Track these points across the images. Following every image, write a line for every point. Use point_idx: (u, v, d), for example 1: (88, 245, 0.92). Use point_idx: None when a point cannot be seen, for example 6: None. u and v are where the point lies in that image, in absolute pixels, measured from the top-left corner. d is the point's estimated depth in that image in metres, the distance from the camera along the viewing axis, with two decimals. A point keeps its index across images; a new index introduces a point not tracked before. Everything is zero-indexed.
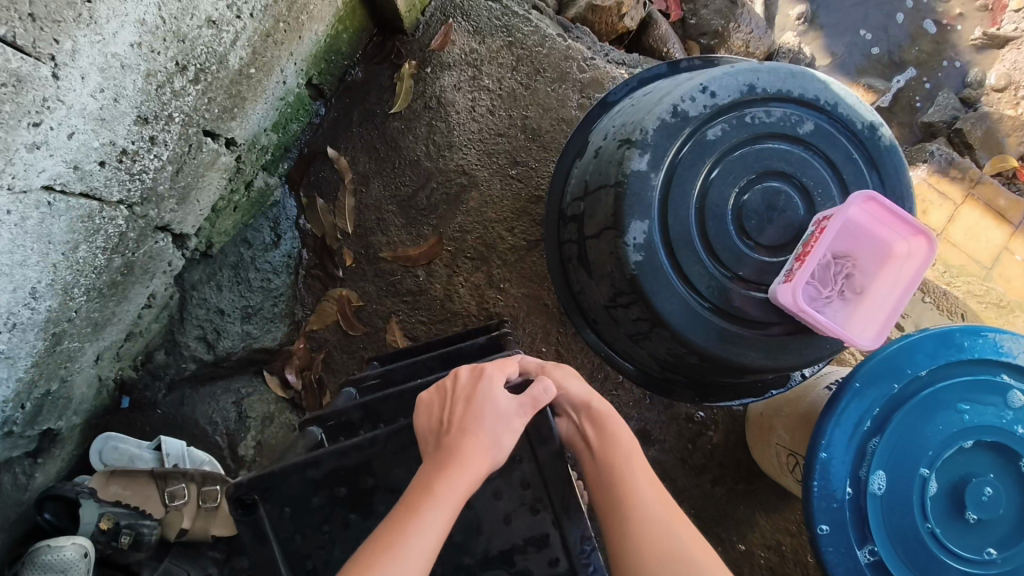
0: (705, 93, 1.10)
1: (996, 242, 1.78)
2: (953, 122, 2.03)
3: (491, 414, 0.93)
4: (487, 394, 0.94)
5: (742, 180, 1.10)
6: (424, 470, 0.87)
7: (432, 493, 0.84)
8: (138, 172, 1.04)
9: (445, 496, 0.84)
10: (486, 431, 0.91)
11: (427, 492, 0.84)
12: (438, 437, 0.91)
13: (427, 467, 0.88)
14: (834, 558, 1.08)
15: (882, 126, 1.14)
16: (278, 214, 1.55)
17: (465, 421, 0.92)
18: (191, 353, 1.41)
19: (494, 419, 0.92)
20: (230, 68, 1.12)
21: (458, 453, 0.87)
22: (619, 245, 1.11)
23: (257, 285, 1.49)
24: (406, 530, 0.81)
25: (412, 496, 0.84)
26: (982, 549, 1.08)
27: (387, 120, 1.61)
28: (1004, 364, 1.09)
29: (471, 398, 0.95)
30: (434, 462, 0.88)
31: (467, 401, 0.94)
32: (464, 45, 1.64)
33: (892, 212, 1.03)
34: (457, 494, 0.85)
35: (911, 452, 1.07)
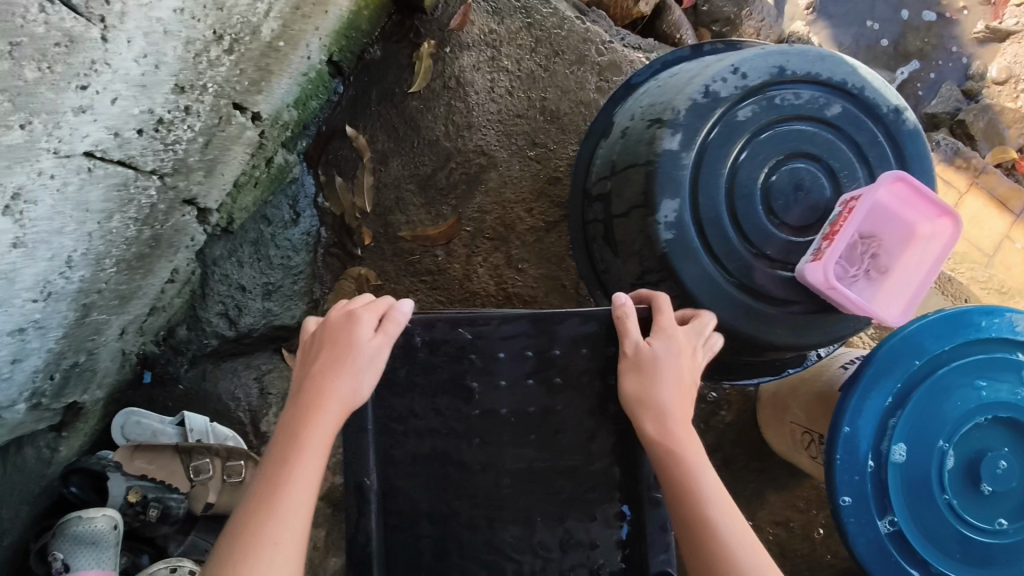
0: (736, 73, 1.12)
1: (999, 230, 1.83)
2: (956, 114, 2.07)
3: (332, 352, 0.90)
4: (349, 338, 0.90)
5: (771, 160, 1.12)
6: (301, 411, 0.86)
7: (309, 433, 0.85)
8: (172, 142, 1.03)
9: (322, 425, 0.85)
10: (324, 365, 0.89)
11: (297, 441, 0.84)
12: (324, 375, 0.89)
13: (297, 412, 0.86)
14: (855, 529, 1.11)
15: (907, 110, 1.16)
16: (296, 191, 1.55)
17: (342, 358, 0.89)
18: (212, 329, 1.40)
19: (330, 354, 0.90)
20: (261, 40, 1.12)
21: (319, 384, 0.88)
22: (650, 224, 1.13)
23: (277, 262, 1.49)
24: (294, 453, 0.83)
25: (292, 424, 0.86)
26: (994, 519, 1.12)
27: (405, 98, 1.61)
28: (1019, 343, 1.13)
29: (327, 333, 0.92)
30: (308, 401, 0.87)
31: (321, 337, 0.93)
32: (483, 25, 1.63)
33: (921, 194, 1.05)
34: (333, 422, 0.86)
35: (930, 427, 1.10)
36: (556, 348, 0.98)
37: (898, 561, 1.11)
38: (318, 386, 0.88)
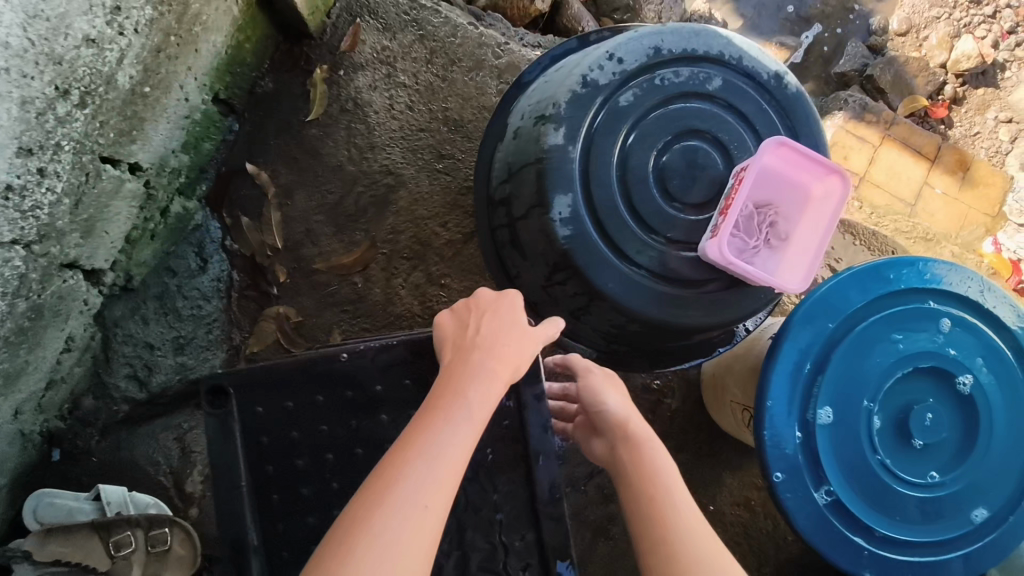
0: (612, 60, 1.10)
1: (918, 178, 1.85)
2: (864, 70, 2.11)
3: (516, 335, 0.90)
4: (511, 309, 0.94)
5: (660, 142, 1.11)
6: (445, 386, 0.83)
7: (423, 438, 0.77)
8: (31, 208, 0.98)
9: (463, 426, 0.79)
10: (509, 341, 0.89)
11: (450, 412, 0.80)
12: (464, 349, 0.87)
13: (442, 411, 0.80)
14: (794, 504, 1.09)
15: (787, 74, 1.16)
16: (201, 237, 1.48)
17: (458, 373, 0.84)
18: (121, 394, 1.34)
19: (514, 331, 0.91)
20: (120, 88, 1.06)
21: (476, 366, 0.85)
22: (547, 223, 1.10)
23: (187, 314, 1.42)
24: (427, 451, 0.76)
25: (427, 426, 0.78)
26: (927, 472, 1.11)
27: (304, 128, 1.57)
28: (929, 291, 1.13)
29: (494, 314, 0.93)
30: (459, 374, 0.84)
31: (487, 316, 0.93)
32: (375, 43, 1.60)
33: (804, 156, 1.05)
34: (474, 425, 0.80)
35: (854, 387, 1.09)
36: None
37: (841, 530, 1.10)
38: (475, 364, 0.85)
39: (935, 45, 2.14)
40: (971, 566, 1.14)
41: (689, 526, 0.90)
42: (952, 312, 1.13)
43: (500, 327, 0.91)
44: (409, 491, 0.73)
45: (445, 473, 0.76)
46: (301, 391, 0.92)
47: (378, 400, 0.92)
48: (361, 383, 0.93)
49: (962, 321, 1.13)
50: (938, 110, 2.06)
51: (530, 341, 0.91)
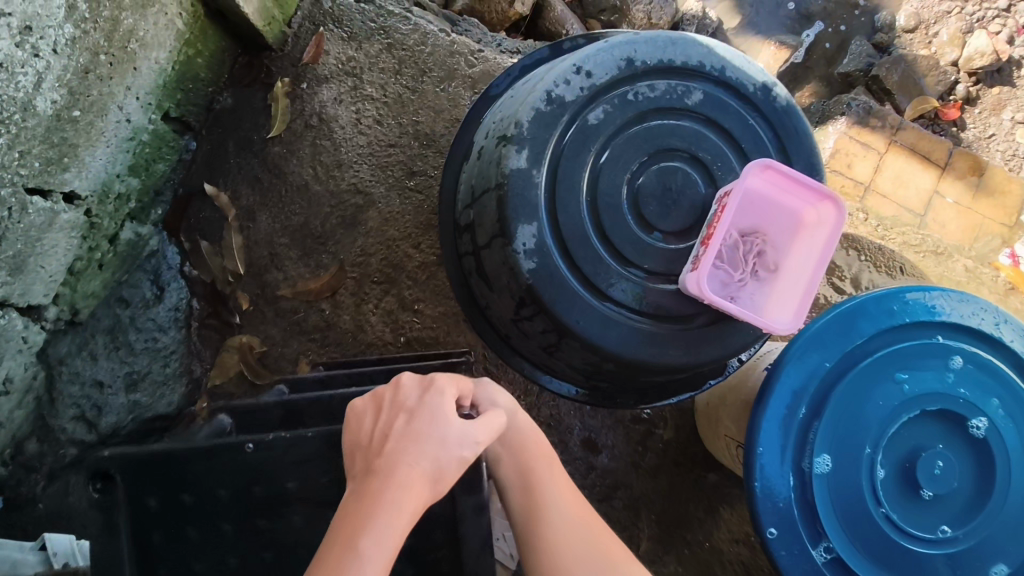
0: (579, 73, 1.00)
1: (926, 186, 1.72)
2: (869, 70, 1.99)
3: (433, 440, 0.79)
4: (435, 406, 0.81)
5: (634, 163, 1.00)
6: (340, 524, 0.72)
7: None
8: None
9: (365, 566, 0.68)
10: (426, 447, 0.78)
11: (343, 558, 0.68)
12: (369, 466, 0.77)
13: (334, 560, 0.68)
14: (789, 563, 0.98)
15: (776, 85, 1.05)
16: (157, 264, 1.40)
17: (358, 500, 0.73)
18: (69, 437, 1.25)
19: (431, 435, 0.79)
20: (42, 115, 0.98)
21: (385, 485, 0.74)
22: (510, 254, 1.00)
23: (141, 347, 1.33)
24: None
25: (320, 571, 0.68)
26: (938, 527, 0.99)
27: (266, 145, 1.48)
28: (937, 325, 1.01)
29: (413, 413, 0.81)
30: (358, 507, 0.73)
31: (403, 415, 0.81)
32: (340, 54, 1.51)
33: (793, 179, 0.95)
34: (383, 563, 0.69)
35: (855, 433, 0.98)
36: None
37: None
38: (375, 492, 0.73)
39: (946, 41, 2.01)
40: None
41: (567, 536, 0.90)
42: (963, 348, 1.01)
43: (417, 430, 0.79)
44: None
45: None
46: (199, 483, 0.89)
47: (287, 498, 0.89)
48: (268, 474, 0.89)
49: (975, 358, 1.01)
50: (950, 111, 1.93)
51: (452, 444, 0.79)
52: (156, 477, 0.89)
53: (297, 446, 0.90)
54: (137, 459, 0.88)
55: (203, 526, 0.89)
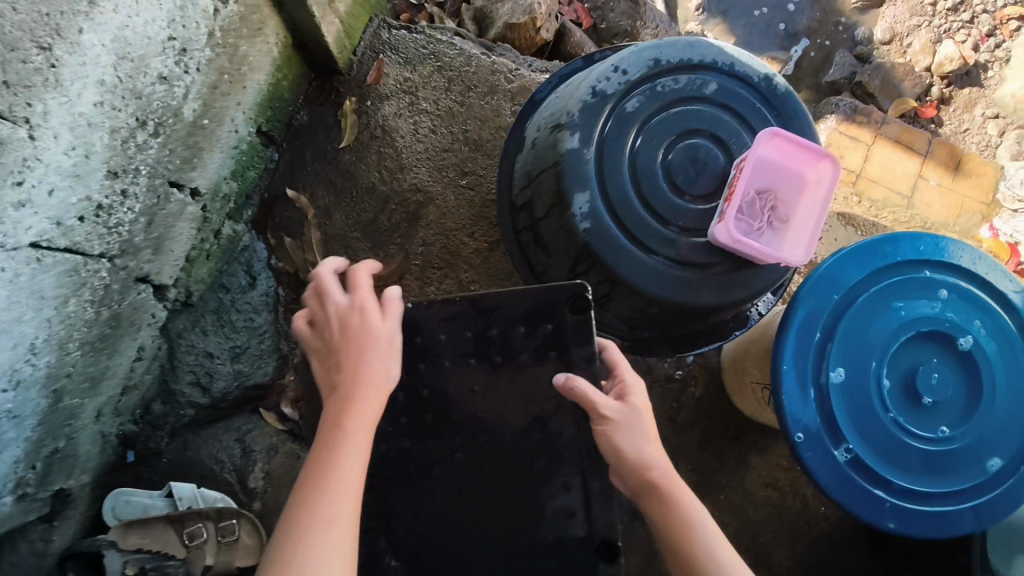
0: (617, 72, 1.25)
1: (911, 172, 1.96)
2: (853, 77, 2.26)
3: (357, 352, 1.00)
4: (361, 325, 1.02)
5: (665, 141, 1.23)
6: (337, 402, 0.98)
7: (342, 440, 0.93)
8: (115, 226, 1.11)
9: (353, 427, 0.94)
10: (352, 356, 1.00)
11: (346, 422, 0.95)
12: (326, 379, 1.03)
13: (347, 423, 0.94)
14: (815, 462, 1.17)
15: (776, 76, 1.30)
16: (249, 257, 1.62)
17: (340, 392, 0.99)
18: (187, 400, 1.46)
19: (353, 347, 1.01)
20: (185, 120, 1.21)
21: (341, 387, 0.99)
22: (567, 218, 1.23)
23: (240, 325, 1.55)
24: (340, 447, 0.92)
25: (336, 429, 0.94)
26: (938, 428, 1.19)
27: (338, 154, 1.72)
28: (924, 261, 1.23)
29: (344, 330, 1.03)
30: (339, 394, 0.98)
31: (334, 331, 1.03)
32: (398, 75, 1.76)
33: (798, 144, 1.18)
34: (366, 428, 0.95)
35: (862, 352, 1.18)
36: (491, 328, 1.13)
37: (861, 484, 1.18)
38: (341, 388, 0.99)
39: (919, 50, 2.29)
40: (992, 515, 1.20)
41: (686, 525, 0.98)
42: (946, 280, 1.23)
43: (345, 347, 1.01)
44: (331, 480, 0.88)
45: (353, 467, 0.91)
46: None
47: (438, 348, 1.13)
48: (425, 333, 1.13)
49: (956, 288, 1.23)
50: (927, 110, 2.19)
51: (371, 354, 1.01)
52: None
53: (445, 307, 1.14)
54: None
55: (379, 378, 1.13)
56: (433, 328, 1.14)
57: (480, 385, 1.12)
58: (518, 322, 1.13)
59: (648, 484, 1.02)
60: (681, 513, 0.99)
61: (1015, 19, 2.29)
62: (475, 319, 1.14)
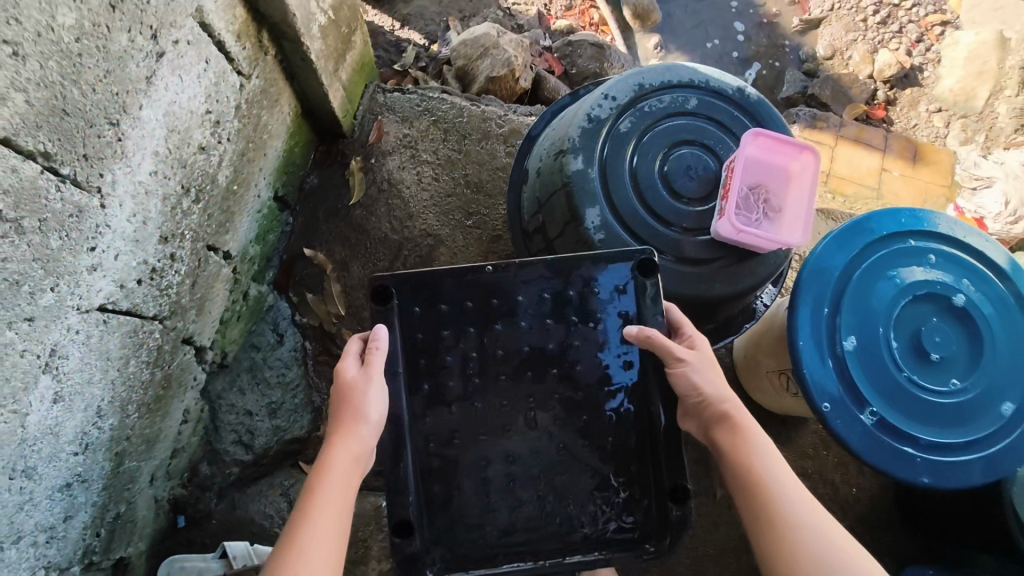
0: (607, 99, 1.38)
1: (876, 166, 2.12)
2: (805, 91, 2.47)
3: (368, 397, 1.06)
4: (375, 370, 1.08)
5: (659, 153, 1.36)
6: (340, 420, 1.03)
7: (340, 461, 0.98)
8: (166, 287, 1.18)
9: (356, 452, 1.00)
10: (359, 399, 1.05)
11: (348, 443, 1.00)
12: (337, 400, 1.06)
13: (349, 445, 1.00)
14: (845, 428, 1.25)
15: (747, 87, 1.44)
16: (275, 316, 1.69)
17: (345, 415, 1.03)
18: (232, 458, 1.50)
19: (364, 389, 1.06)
20: (220, 185, 1.31)
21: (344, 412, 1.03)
22: (582, 232, 1.33)
23: (274, 381, 1.60)
24: (342, 468, 0.97)
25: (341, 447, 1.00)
26: (950, 381, 1.28)
27: (349, 210, 1.82)
28: (908, 232, 1.35)
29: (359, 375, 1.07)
30: (345, 414, 1.03)
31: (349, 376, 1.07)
32: (397, 132, 1.89)
33: (779, 141, 1.31)
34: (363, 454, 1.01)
35: (869, 320, 1.28)
36: (569, 289, 1.21)
37: (891, 444, 1.25)
38: (347, 413, 1.03)
39: (859, 61, 2.52)
40: (1017, 456, 1.28)
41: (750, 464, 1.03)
42: (930, 246, 1.35)
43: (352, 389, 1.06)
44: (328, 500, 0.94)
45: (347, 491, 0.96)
46: (454, 298, 1.19)
47: (517, 309, 1.20)
48: (502, 293, 1.20)
49: (940, 252, 1.35)
50: (877, 111, 2.40)
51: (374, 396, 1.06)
52: (421, 293, 1.18)
53: (525, 269, 1.19)
54: (411, 278, 1.18)
55: (452, 358, 1.18)
56: (512, 288, 1.20)
57: (555, 344, 1.20)
58: (593, 286, 1.21)
59: (719, 415, 1.07)
60: (745, 444, 1.04)
61: (937, 25, 2.55)
62: (552, 278, 1.20)
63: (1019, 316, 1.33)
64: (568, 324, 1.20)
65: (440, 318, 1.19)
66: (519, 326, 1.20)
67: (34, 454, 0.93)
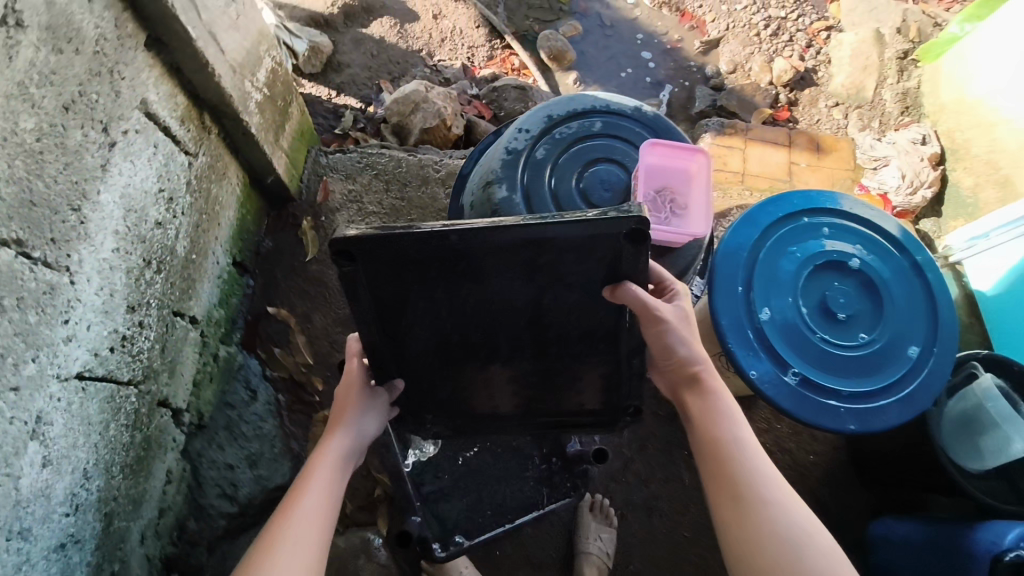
0: (522, 132, 1.55)
1: (784, 161, 2.33)
2: (715, 103, 2.71)
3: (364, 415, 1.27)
4: (375, 397, 1.30)
5: (575, 173, 1.52)
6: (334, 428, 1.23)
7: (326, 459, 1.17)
8: (137, 353, 1.28)
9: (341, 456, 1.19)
10: (352, 412, 1.26)
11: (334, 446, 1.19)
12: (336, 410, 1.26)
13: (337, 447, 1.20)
14: (774, 391, 1.38)
15: (644, 106, 1.63)
16: (246, 373, 1.77)
17: (338, 424, 1.23)
18: (218, 511, 1.57)
19: (359, 404, 1.27)
20: (179, 255, 1.42)
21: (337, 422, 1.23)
22: None
23: (251, 434, 1.68)
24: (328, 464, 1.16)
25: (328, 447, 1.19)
26: (858, 335, 1.43)
27: (305, 266, 1.97)
28: (801, 211, 1.52)
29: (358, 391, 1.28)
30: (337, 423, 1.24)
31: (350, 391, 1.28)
32: (342, 189, 2.07)
33: (672, 147, 1.47)
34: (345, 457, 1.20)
35: (779, 292, 1.44)
36: (544, 249, 1.11)
37: (816, 399, 1.38)
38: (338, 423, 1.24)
39: (759, 71, 2.77)
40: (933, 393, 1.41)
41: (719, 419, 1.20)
42: (822, 220, 1.52)
43: (349, 402, 1.27)
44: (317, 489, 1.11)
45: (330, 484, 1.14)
46: (421, 258, 1.12)
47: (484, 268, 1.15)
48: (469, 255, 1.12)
49: (832, 224, 1.51)
50: (781, 113, 2.63)
51: (366, 415, 1.27)
52: (385, 257, 1.10)
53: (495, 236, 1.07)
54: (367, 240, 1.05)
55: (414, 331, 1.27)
56: (482, 252, 1.12)
57: (525, 294, 1.22)
58: (572, 249, 1.11)
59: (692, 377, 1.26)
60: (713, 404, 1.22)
61: (823, 31, 2.85)
62: (521, 245, 1.10)
63: (909, 271, 1.49)
64: (543, 274, 1.17)
65: (410, 285, 1.17)
66: (492, 287, 1.19)
67: (28, 515, 1.01)
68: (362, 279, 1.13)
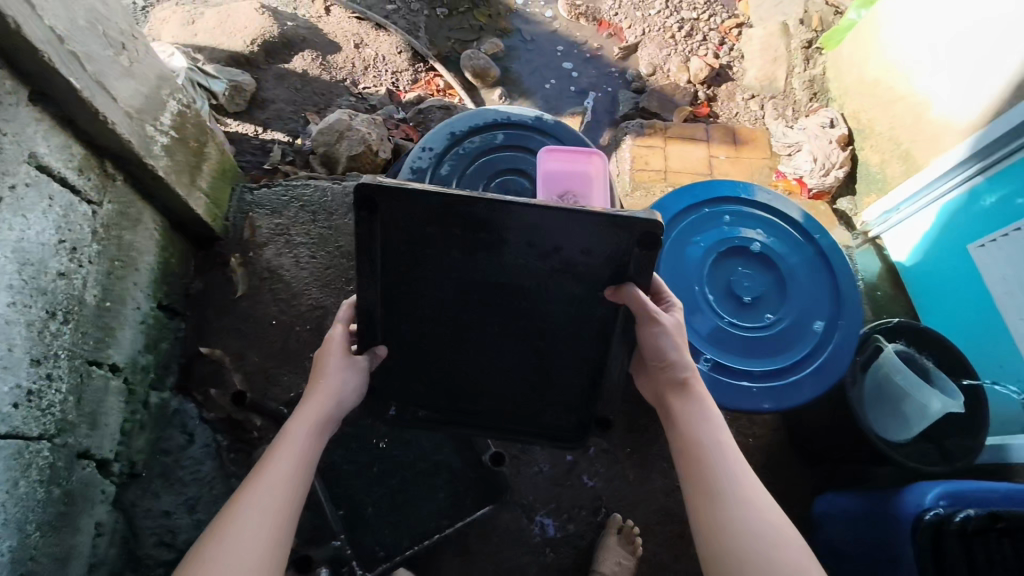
0: (425, 151, 1.59)
1: (703, 155, 2.40)
2: (637, 106, 2.78)
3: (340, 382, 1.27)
4: (352, 365, 1.30)
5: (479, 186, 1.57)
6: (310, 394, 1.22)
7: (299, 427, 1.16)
8: (48, 406, 1.27)
9: (316, 426, 1.18)
10: (330, 378, 1.25)
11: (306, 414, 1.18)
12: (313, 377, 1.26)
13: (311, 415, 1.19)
14: None
15: (544, 115, 1.68)
16: (182, 418, 1.75)
17: (314, 390, 1.23)
18: (156, 560, 1.56)
19: (336, 371, 1.27)
20: (90, 304, 1.42)
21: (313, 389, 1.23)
22: None
23: (189, 478, 1.67)
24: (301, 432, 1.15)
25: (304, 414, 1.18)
26: (764, 316, 1.49)
27: (236, 303, 1.96)
28: (704, 202, 1.57)
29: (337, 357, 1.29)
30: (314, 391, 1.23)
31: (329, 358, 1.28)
32: (270, 224, 2.07)
33: (567, 152, 1.53)
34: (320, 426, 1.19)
35: (685, 282, 1.49)
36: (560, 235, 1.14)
37: (728, 382, 1.42)
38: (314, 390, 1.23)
39: (677, 71, 2.86)
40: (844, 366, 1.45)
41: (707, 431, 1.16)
42: (724, 209, 1.57)
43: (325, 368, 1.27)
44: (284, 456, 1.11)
45: (300, 453, 1.13)
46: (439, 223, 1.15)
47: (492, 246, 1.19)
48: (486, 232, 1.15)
49: (734, 211, 1.57)
50: (701, 109, 2.71)
51: (344, 381, 1.27)
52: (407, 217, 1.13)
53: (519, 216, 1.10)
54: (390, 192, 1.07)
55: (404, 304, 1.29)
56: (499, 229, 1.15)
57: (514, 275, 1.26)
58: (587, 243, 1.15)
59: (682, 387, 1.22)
60: (701, 418, 1.18)
61: (734, 28, 2.96)
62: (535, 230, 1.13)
63: (814, 257, 1.54)
64: (547, 256, 1.20)
65: (420, 248, 1.21)
66: (496, 260, 1.23)
67: None
68: (379, 232, 1.17)
